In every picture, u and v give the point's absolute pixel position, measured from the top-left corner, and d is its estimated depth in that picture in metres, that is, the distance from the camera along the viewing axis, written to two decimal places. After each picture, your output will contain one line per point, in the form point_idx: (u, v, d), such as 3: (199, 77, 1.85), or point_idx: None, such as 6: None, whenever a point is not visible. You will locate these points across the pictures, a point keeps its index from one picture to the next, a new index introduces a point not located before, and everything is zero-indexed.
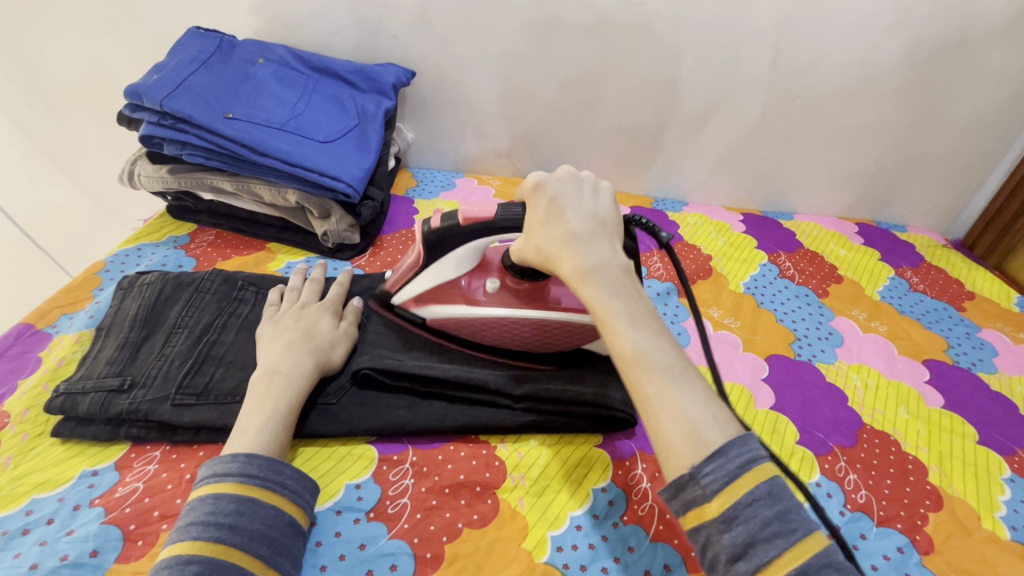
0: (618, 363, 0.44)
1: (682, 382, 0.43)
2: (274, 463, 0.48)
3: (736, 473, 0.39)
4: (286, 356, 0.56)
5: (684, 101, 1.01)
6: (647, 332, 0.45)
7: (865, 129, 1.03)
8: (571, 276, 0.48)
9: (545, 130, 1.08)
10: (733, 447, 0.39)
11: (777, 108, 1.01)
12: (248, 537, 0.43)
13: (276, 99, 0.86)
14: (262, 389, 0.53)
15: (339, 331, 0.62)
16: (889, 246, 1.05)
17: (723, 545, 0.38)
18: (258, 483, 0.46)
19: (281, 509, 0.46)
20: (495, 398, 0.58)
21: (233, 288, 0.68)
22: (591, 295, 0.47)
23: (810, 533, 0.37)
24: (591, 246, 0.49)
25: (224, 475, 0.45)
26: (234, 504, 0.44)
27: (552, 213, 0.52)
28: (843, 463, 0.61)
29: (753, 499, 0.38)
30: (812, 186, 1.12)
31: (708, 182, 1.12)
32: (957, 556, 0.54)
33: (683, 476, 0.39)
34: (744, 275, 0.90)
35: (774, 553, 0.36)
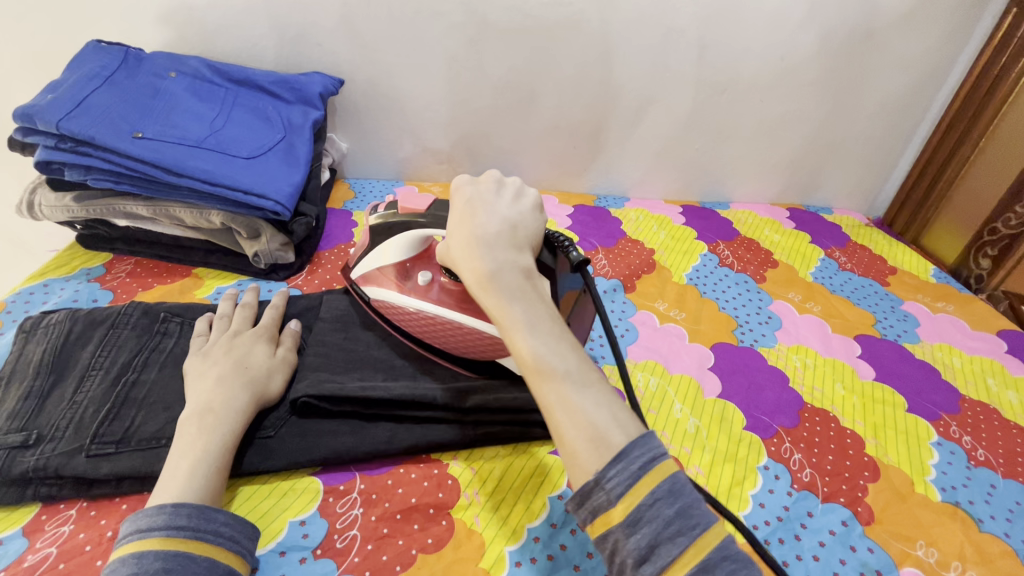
0: (521, 368, 0.44)
1: (582, 384, 0.42)
2: (205, 511, 0.44)
3: (635, 474, 0.38)
4: (218, 392, 0.52)
5: (617, 99, 1.02)
6: (548, 338, 0.44)
7: (788, 118, 1.07)
8: (474, 283, 0.48)
9: (483, 133, 1.06)
10: (631, 447, 0.39)
11: (706, 101, 1.04)
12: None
13: (192, 114, 0.81)
14: (191, 428, 0.49)
15: (276, 359, 0.59)
16: (818, 229, 1.10)
17: (628, 550, 0.37)
18: (188, 534, 0.42)
19: (213, 560, 0.42)
20: (444, 414, 0.57)
21: (155, 321, 0.63)
22: (493, 302, 0.46)
23: (709, 528, 0.37)
24: (496, 251, 0.49)
25: (149, 530, 0.41)
26: (160, 561, 0.40)
27: (461, 220, 0.51)
28: (788, 444, 0.63)
29: (654, 499, 0.38)
30: (745, 175, 1.16)
31: (649, 177, 1.14)
32: (895, 524, 0.57)
33: (588, 482, 0.39)
34: (686, 267, 0.92)
35: (678, 551, 0.36)
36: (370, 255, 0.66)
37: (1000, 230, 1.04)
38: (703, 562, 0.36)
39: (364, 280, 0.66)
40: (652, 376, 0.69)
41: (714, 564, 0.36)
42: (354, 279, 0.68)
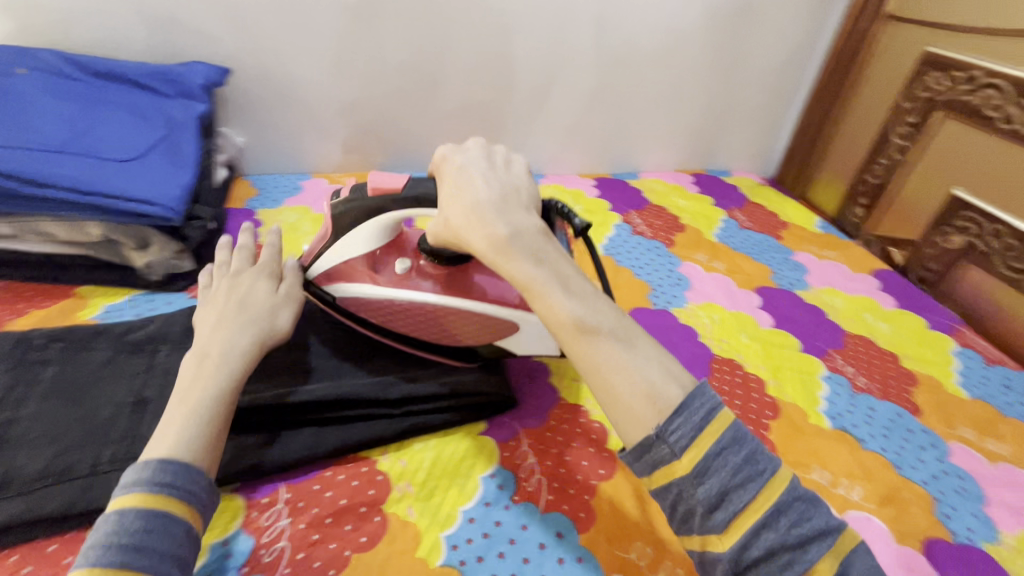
0: (558, 331, 0.41)
1: (630, 341, 0.41)
2: (193, 469, 0.41)
3: (700, 425, 0.37)
4: (216, 336, 0.49)
5: (522, 76, 1.03)
6: (583, 297, 0.42)
7: (685, 88, 1.12)
8: (487, 248, 0.44)
9: (389, 118, 1.03)
10: (691, 400, 0.38)
11: (608, 75, 1.06)
12: (155, 559, 0.37)
13: (50, 115, 0.72)
14: (190, 371, 0.46)
15: (279, 295, 0.55)
16: (719, 192, 1.17)
17: (697, 499, 0.36)
18: (177, 493, 0.40)
19: (191, 525, 0.40)
20: (369, 410, 0.56)
21: (30, 350, 0.57)
22: (514, 265, 0.43)
23: (777, 472, 0.37)
24: (506, 211, 0.45)
25: (133, 486, 0.39)
26: (142, 521, 0.37)
27: (460, 184, 0.48)
28: None
29: (720, 449, 0.37)
30: (652, 145, 1.20)
31: (561, 153, 1.16)
32: (794, 454, 0.62)
33: (647, 438, 0.37)
34: (602, 238, 0.95)
35: (749, 497, 0.36)
36: (331, 251, 0.59)
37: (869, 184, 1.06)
38: (774, 505, 0.36)
39: (329, 278, 0.60)
40: None
41: (788, 506, 0.36)
42: (314, 280, 0.61)
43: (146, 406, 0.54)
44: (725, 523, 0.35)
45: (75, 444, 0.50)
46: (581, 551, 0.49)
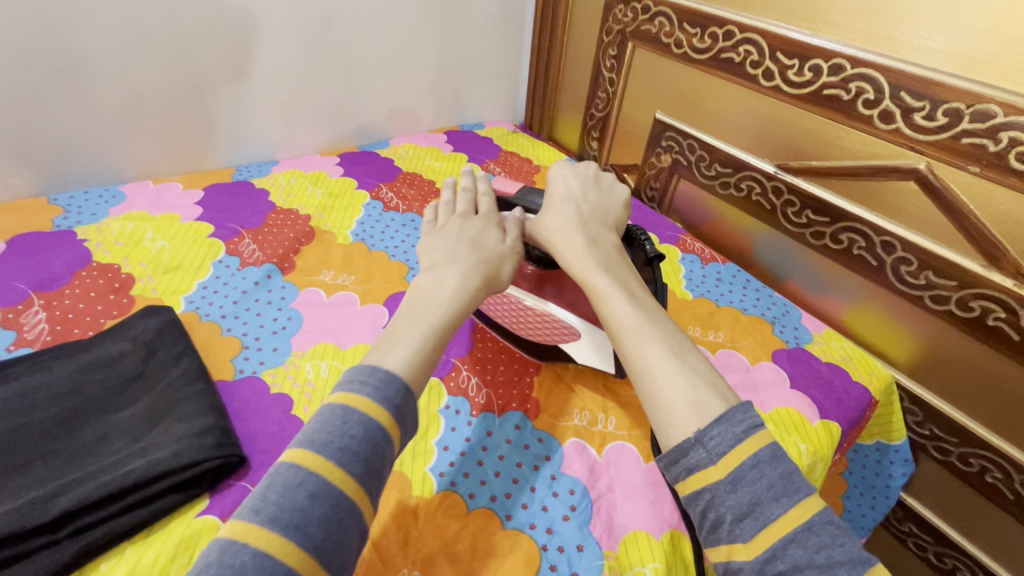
0: (617, 331, 0.48)
1: (681, 353, 0.46)
2: (408, 390, 0.42)
3: (739, 436, 0.39)
4: (457, 271, 0.52)
5: (204, 46, 0.85)
6: (643, 310, 0.49)
7: (409, 41, 1.05)
8: (566, 252, 0.55)
9: (23, 124, 0.77)
10: (734, 412, 0.40)
11: (315, 34, 0.94)
12: (364, 471, 0.37)
13: None
14: (422, 292, 0.50)
15: (506, 245, 0.58)
16: (472, 146, 1.15)
17: (729, 505, 0.37)
18: (389, 407, 0.40)
19: (395, 441, 0.40)
20: (17, 547, 0.41)
21: None
22: (584, 271, 0.53)
23: (811, 493, 0.37)
24: (586, 228, 0.57)
25: (360, 387, 0.40)
26: (360, 426, 0.38)
27: (563, 192, 0.62)
28: (465, 371, 0.63)
29: (757, 461, 0.38)
30: (395, 107, 1.12)
31: (291, 133, 1.01)
32: (556, 404, 0.61)
33: (688, 439, 0.40)
34: (350, 224, 0.86)
35: (781, 510, 0.36)
36: None
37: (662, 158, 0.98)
38: (804, 526, 0.36)
39: None
40: (322, 362, 0.62)
41: (819, 527, 0.36)
42: None
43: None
44: (755, 532, 0.36)
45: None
46: None
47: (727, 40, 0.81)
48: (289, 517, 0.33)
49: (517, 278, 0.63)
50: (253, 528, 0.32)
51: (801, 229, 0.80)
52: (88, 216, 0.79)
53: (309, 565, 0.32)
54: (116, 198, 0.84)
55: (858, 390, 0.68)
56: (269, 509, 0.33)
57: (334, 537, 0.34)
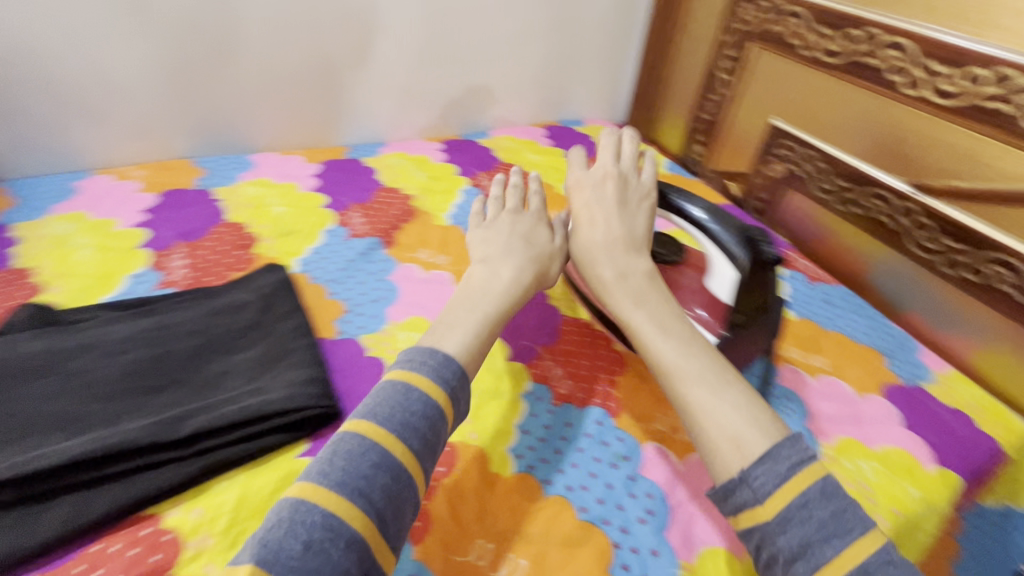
0: (657, 370, 0.50)
1: (718, 385, 0.46)
2: (463, 375, 0.47)
3: (785, 475, 0.40)
4: (514, 265, 0.57)
5: (337, 32, 0.92)
6: (676, 343, 0.50)
7: (521, 34, 1.07)
8: (604, 287, 0.57)
9: (182, 93, 0.87)
10: (778, 450, 0.41)
11: (435, 24, 0.98)
12: (420, 446, 0.41)
13: None
14: (477, 281, 0.56)
15: (556, 243, 0.63)
16: (571, 142, 1.15)
17: (780, 546, 0.39)
18: (444, 386, 0.45)
19: (448, 420, 0.44)
20: (151, 457, 0.47)
21: None
22: (621, 308, 0.54)
23: (865, 532, 0.39)
24: (617, 257, 0.58)
25: (418, 367, 0.45)
26: (420, 405, 0.43)
27: (586, 216, 0.63)
28: (549, 360, 0.63)
29: (806, 502, 0.39)
30: (499, 99, 1.14)
31: (401, 117, 1.06)
32: (640, 406, 0.59)
33: (733, 481, 0.42)
34: (448, 207, 0.89)
35: (831, 552, 0.37)
36: None
37: (775, 167, 0.92)
38: (858, 569, 0.37)
39: None
40: (414, 333, 0.65)
41: (872, 568, 0.37)
42: None
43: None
44: (807, 574, 0.37)
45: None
46: (415, 568, 0.43)
47: (868, 43, 0.75)
48: (356, 483, 0.38)
49: None
50: (320, 490, 0.37)
51: (931, 255, 0.72)
52: (224, 179, 0.89)
53: (371, 529, 0.37)
54: (246, 164, 0.93)
55: (985, 441, 0.61)
56: (336, 473, 0.38)
57: (392, 505, 0.39)
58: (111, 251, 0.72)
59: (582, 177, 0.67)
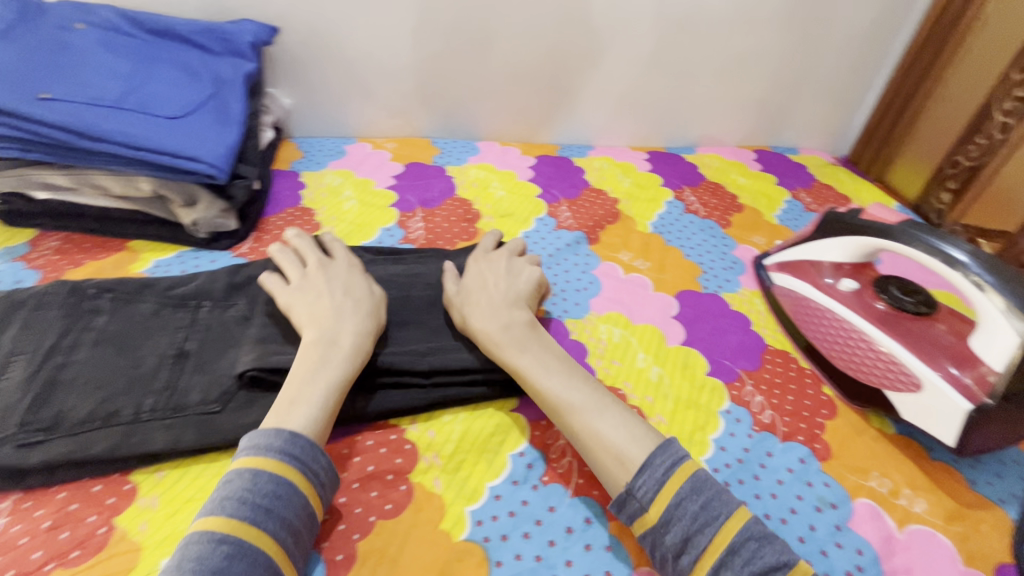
0: (549, 409, 0.50)
1: (602, 409, 0.48)
2: (315, 449, 0.45)
3: (662, 479, 0.43)
4: (345, 325, 0.52)
5: (578, 38, 0.97)
6: (560, 378, 0.51)
7: (753, 54, 1.04)
8: (485, 343, 0.54)
9: (436, 81, 1.00)
10: (653, 458, 0.44)
11: (668, 38, 0.99)
12: (276, 527, 0.40)
13: (106, 71, 0.72)
14: (316, 356, 0.49)
15: (374, 295, 0.57)
16: (784, 170, 1.08)
17: (667, 543, 0.41)
18: (299, 465, 0.43)
19: (307, 497, 0.43)
20: (402, 378, 0.54)
21: (82, 298, 0.57)
22: (506, 356, 0.53)
23: (730, 515, 0.41)
24: (499, 312, 0.56)
25: (266, 449, 0.43)
26: (271, 483, 0.41)
27: (468, 284, 0.59)
28: (750, 387, 0.62)
29: (680, 500, 0.42)
30: (712, 117, 1.13)
31: (612, 124, 1.10)
32: (851, 457, 0.56)
33: (622, 492, 0.44)
34: (651, 215, 0.90)
35: (706, 541, 0.40)
36: (805, 246, 0.70)
37: None
38: (727, 549, 0.40)
39: (782, 268, 0.73)
40: (615, 328, 0.67)
41: (740, 547, 0.40)
42: (765, 266, 0.75)
43: (186, 359, 0.54)
44: (689, 567, 0.40)
45: (119, 391, 0.51)
46: (610, 540, 0.47)
47: None
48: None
49: (864, 310, 0.63)
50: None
51: None
52: (454, 159, 1.00)
53: None
54: (473, 150, 1.04)
55: None
56: (184, 574, 0.36)
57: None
58: (369, 206, 0.86)
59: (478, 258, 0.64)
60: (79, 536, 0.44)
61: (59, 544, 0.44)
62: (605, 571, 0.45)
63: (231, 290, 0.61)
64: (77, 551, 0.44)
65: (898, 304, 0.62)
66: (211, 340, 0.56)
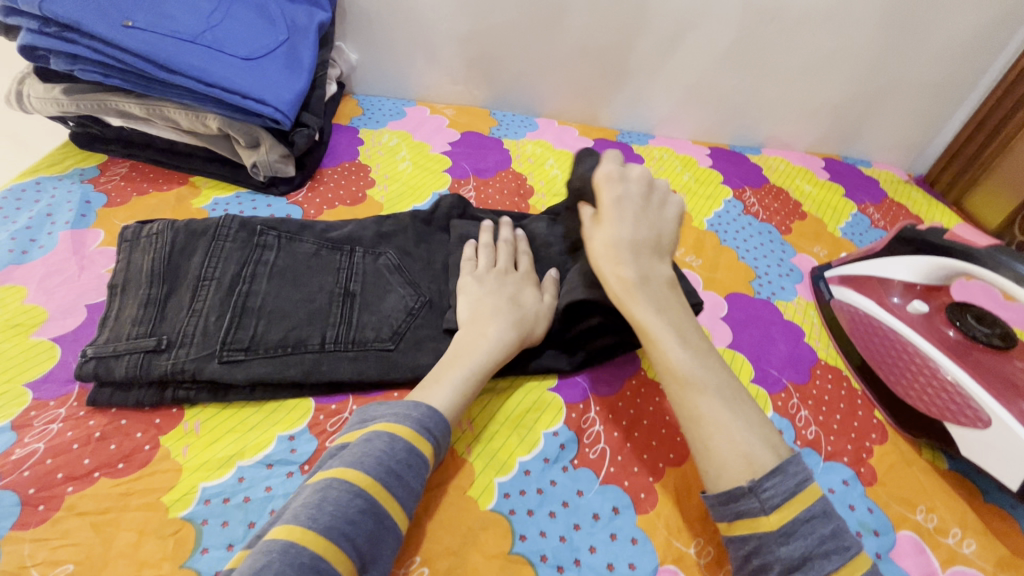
0: (667, 377, 0.46)
1: (734, 401, 0.44)
2: (444, 425, 0.45)
3: (793, 490, 0.40)
4: (490, 321, 0.52)
5: (652, 22, 0.93)
6: (695, 350, 0.46)
7: (839, 56, 0.98)
8: (615, 283, 0.48)
9: (502, 52, 0.98)
10: (789, 466, 0.40)
11: (751, 31, 0.94)
12: (404, 494, 0.40)
13: (186, 6, 0.73)
14: (464, 346, 0.50)
15: (543, 303, 0.55)
16: (854, 182, 1.03)
17: (778, 556, 0.38)
18: (429, 440, 0.43)
19: (429, 472, 0.43)
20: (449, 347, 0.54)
21: (253, 234, 0.58)
22: (637, 305, 0.47)
23: (861, 553, 0.38)
24: (639, 250, 0.49)
25: (404, 418, 0.43)
26: (407, 451, 0.41)
27: (608, 206, 0.50)
28: (796, 399, 0.59)
29: (810, 516, 0.39)
30: (783, 117, 1.07)
31: (676, 114, 1.07)
32: (898, 486, 0.53)
33: (739, 488, 0.40)
34: (709, 212, 0.87)
35: (832, 567, 0.37)
36: (878, 261, 0.66)
37: None
38: None
39: (846, 281, 0.69)
40: None
41: None
42: (828, 278, 0.71)
43: (354, 298, 0.56)
44: None
45: (303, 321, 0.53)
46: (636, 532, 0.46)
47: None
48: (343, 526, 0.35)
49: (934, 338, 0.60)
50: (311, 533, 0.34)
51: None
52: (512, 133, 0.98)
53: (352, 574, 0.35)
54: (532, 125, 1.02)
55: None
56: (325, 519, 0.35)
57: (374, 547, 0.37)
58: (424, 169, 0.86)
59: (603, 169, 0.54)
60: (126, 449, 0.46)
61: (107, 455, 0.46)
62: (631, 563, 0.44)
63: (379, 238, 0.63)
64: (123, 464, 0.45)
65: (970, 331, 0.59)
66: (371, 282, 0.57)
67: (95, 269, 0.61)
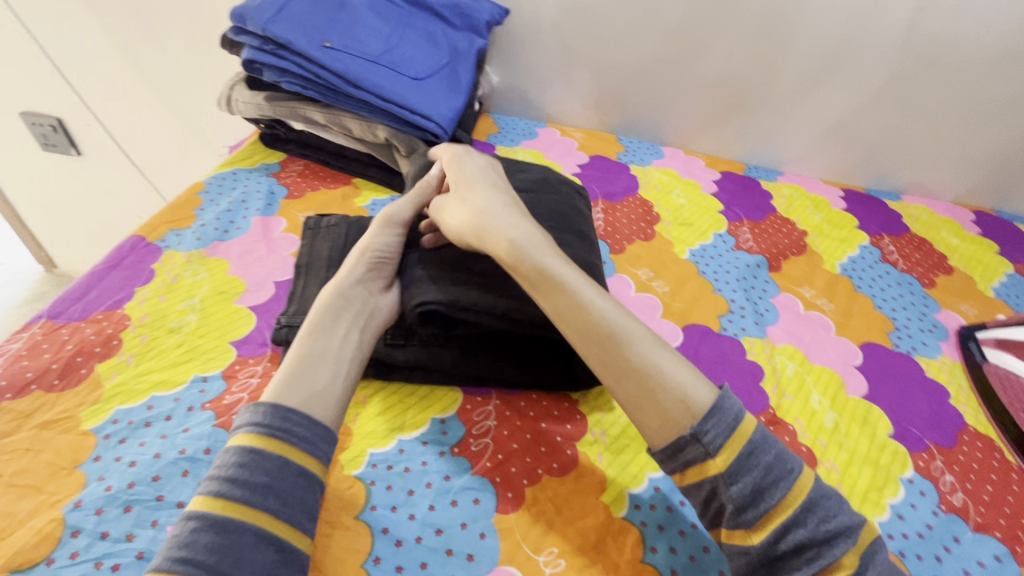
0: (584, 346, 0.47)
1: (654, 346, 0.46)
2: (279, 409, 0.42)
3: (731, 427, 0.42)
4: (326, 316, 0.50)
5: (796, 60, 0.93)
6: (606, 306, 0.48)
7: (1003, 102, 0.93)
8: (508, 246, 0.50)
9: (637, 82, 1.02)
10: (722, 403, 0.43)
11: (905, 73, 0.91)
12: (245, 494, 0.38)
13: (372, 31, 0.83)
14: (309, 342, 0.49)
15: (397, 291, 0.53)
16: (1009, 239, 0.95)
17: (731, 496, 0.41)
18: (260, 429, 0.41)
19: (281, 459, 0.40)
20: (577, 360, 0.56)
21: None
22: (538, 260, 0.49)
23: (801, 469, 0.42)
24: (510, 212, 0.54)
25: (236, 427, 0.42)
26: (235, 456, 0.40)
27: (468, 194, 0.56)
28: (939, 462, 0.57)
29: (751, 449, 0.42)
30: (928, 163, 1.02)
31: (809, 153, 1.04)
32: None
33: (684, 437, 0.42)
34: (841, 256, 0.84)
35: (780, 494, 0.40)
36: None
37: None
38: (802, 501, 0.41)
39: (1004, 344, 0.68)
40: (790, 362, 0.65)
41: (814, 502, 0.41)
42: (980, 339, 0.70)
43: None
44: (755, 519, 0.40)
45: None
46: None
47: None
48: (175, 551, 0.35)
49: None
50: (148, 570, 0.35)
51: None
52: (639, 159, 1.01)
53: None
54: (658, 153, 1.04)
55: None
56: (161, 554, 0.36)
57: (227, 555, 0.35)
58: None
59: (460, 157, 0.61)
60: None
61: None
62: None
63: None
64: None
65: None
66: None
67: (280, 252, 0.71)
